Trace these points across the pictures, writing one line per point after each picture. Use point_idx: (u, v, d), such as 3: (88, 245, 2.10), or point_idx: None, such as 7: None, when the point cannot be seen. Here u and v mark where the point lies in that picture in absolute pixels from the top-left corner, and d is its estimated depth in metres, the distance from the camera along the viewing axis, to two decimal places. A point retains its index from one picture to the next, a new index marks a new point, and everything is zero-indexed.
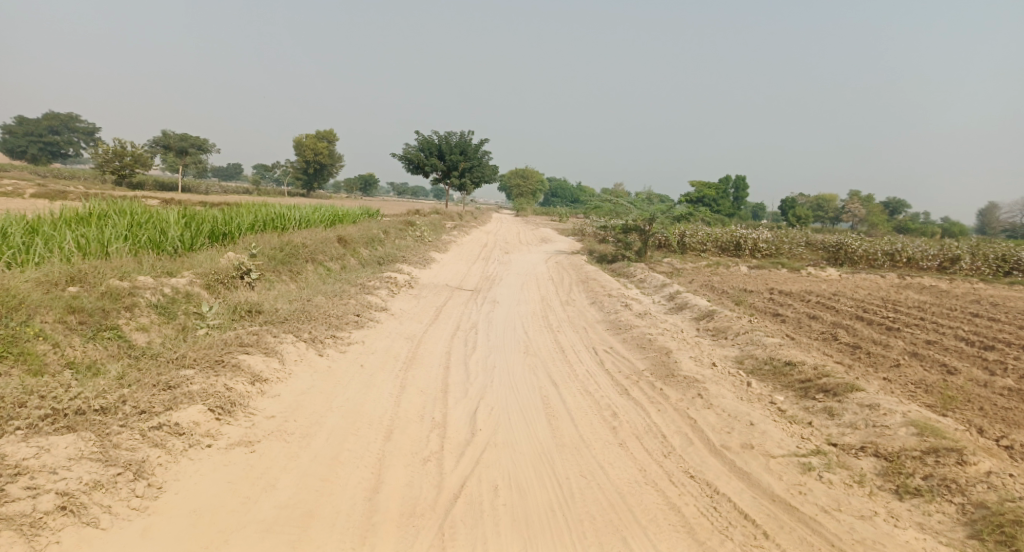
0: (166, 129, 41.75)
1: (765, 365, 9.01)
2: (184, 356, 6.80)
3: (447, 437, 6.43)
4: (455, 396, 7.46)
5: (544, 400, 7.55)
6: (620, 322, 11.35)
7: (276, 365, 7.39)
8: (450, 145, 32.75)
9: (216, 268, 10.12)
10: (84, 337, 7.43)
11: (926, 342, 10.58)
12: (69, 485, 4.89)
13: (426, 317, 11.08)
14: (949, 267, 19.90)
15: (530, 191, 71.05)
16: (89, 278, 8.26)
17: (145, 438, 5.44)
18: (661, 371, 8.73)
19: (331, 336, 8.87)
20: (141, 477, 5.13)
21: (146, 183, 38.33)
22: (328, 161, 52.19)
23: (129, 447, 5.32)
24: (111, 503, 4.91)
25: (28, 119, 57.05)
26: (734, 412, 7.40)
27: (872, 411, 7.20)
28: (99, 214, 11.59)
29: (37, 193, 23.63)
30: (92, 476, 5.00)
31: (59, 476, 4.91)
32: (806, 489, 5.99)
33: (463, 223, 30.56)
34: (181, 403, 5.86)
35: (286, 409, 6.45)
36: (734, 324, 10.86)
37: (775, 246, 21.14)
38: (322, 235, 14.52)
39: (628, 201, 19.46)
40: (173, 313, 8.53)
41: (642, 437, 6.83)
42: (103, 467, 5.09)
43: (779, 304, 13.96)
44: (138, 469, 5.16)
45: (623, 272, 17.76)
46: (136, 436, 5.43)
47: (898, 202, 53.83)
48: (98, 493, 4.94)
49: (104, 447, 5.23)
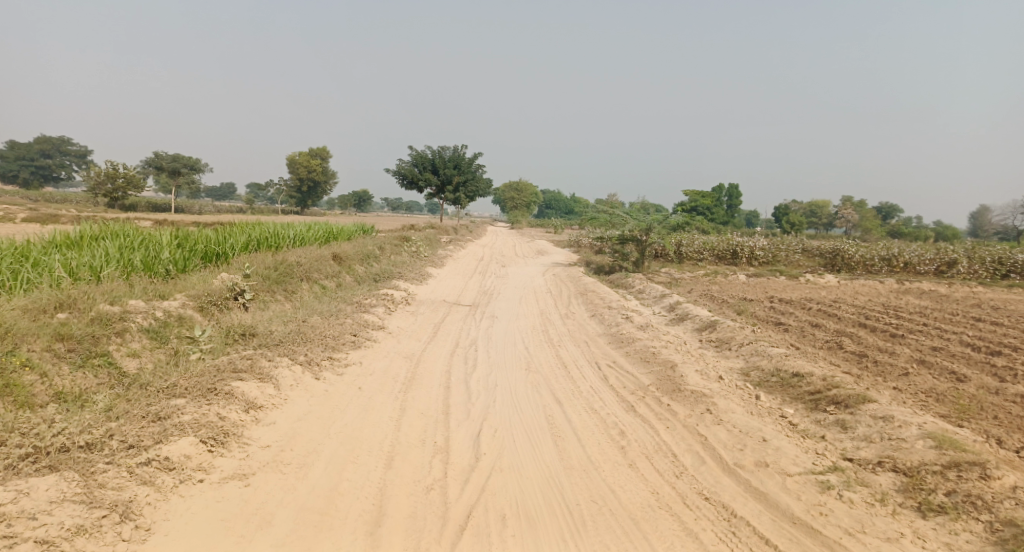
0: (158, 150, 41.56)
1: (773, 377, 8.79)
2: (176, 384, 6.55)
3: (450, 463, 6.18)
4: (457, 418, 7.22)
5: (549, 419, 7.32)
6: (621, 335, 11.12)
7: (271, 391, 7.15)
8: (443, 160, 32.65)
9: (209, 290, 9.89)
10: (73, 365, 7.19)
11: (932, 348, 10.37)
12: (50, 531, 4.63)
13: (424, 334, 10.85)
14: (947, 270, 19.68)
15: (524, 203, 70.97)
16: (78, 304, 8.02)
17: (133, 475, 5.18)
18: (667, 386, 8.50)
19: (328, 358, 8.63)
20: (128, 519, 4.87)
21: (139, 204, 38.11)
22: (322, 178, 52.01)
23: (115, 486, 5.07)
24: (95, 549, 4.65)
25: (19, 143, 56.81)
26: (745, 428, 7.17)
27: (886, 423, 6.98)
28: (90, 237, 11.36)
29: (30, 217, 23.44)
30: (76, 520, 4.74)
31: (39, 522, 4.66)
32: (827, 510, 5.76)
33: (458, 236, 30.37)
34: (171, 436, 5.61)
35: (282, 438, 6.20)
36: (737, 335, 10.64)
37: (772, 253, 20.97)
38: (317, 253, 14.30)
39: (624, 212, 19.28)
40: (165, 337, 8.28)
41: (652, 456, 6.59)
42: (87, 510, 4.83)
43: (780, 312, 13.75)
44: (125, 510, 4.90)
45: (621, 283, 17.55)
46: (123, 474, 5.18)
47: (890, 206, 53.83)
48: (82, 538, 4.68)
49: (89, 487, 4.97)
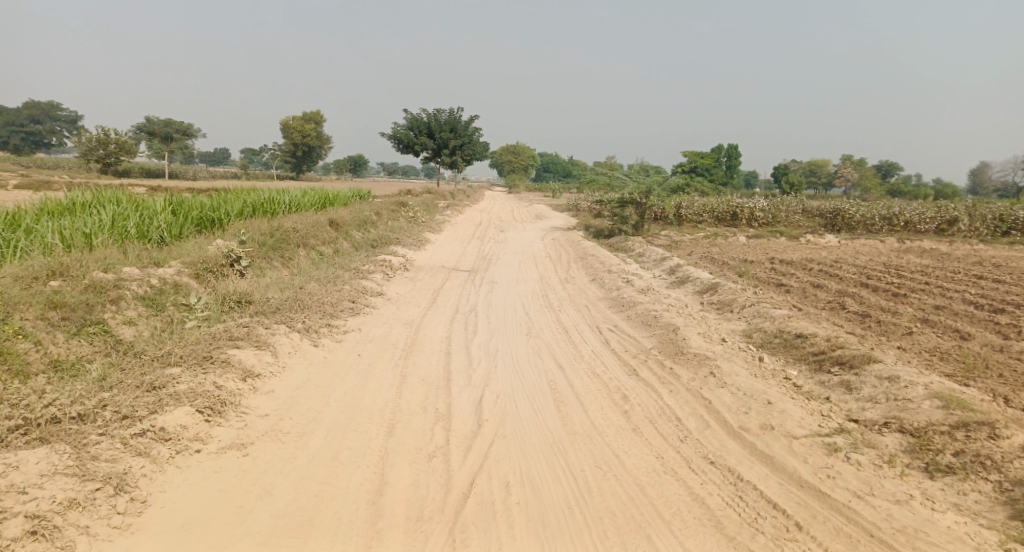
0: (151, 116, 40.99)
1: (775, 338, 8.69)
2: (171, 354, 6.43)
3: (452, 430, 6.10)
4: (458, 384, 7.12)
5: (551, 385, 7.23)
6: (622, 299, 10.99)
7: (269, 359, 7.03)
8: (439, 123, 32.23)
9: (204, 257, 9.74)
10: (68, 333, 7.05)
11: (936, 307, 10.26)
12: (41, 505, 4.52)
13: (423, 300, 10.72)
14: (947, 229, 19.55)
15: (521, 167, 70.50)
16: (71, 271, 7.86)
17: (127, 447, 5.08)
18: (669, 349, 8.40)
19: (326, 325, 8.51)
20: (122, 492, 4.77)
21: (132, 171, 37.64)
22: (317, 143, 51.42)
23: (110, 458, 4.96)
24: (89, 523, 4.55)
25: (10, 110, 56.09)
26: (749, 391, 7.08)
27: (892, 383, 6.89)
28: (83, 204, 11.16)
29: (22, 184, 23.14)
30: (68, 493, 4.63)
31: (30, 496, 4.54)
32: (835, 473, 5.69)
33: (456, 201, 30.09)
34: (167, 406, 5.50)
35: (281, 406, 6.11)
36: (739, 296, 10.52)
37: (772, 214, 20.79)
38: (313, 219, 14.11)
39: (623, 173, 19.05)
40: (161, 305, 8.15)
41: (656, 420, 6.52)
42: (80, 483, 4.72)
43: (782, 274, 13.62)
44: (119, 482, 4.80)
45: (621, 246, 17.40)
46: (117, 445, 5.07)
47: (890, 164, 53.43)
48: (75, 512, 4.57)
49: (81, 460, 4.86)
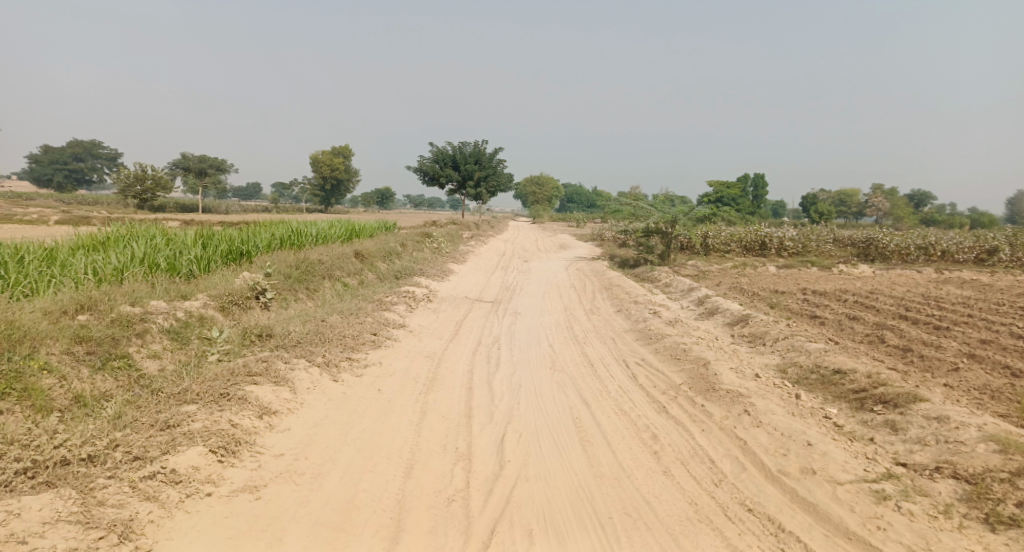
0: (184, 152, 41.68)
1: (812, 374, 8.31)
2: (187, 390, 6.24)
3: (473, 472, 5.84)
4: (480, 422, 6.87)
5: (576, 422, 6.95)
6: (649, 331, 10.68)
7: (287, 395, 6.84)
8: (464, 155, 32.30)
9: (230, 289, 9.65)
10: (93, 368, 6.94)
11: (980, 341, 9.83)
12: None
13: (446, 332, 10.51)
14: (986, 259, 19.01)
15: (547, 197, 70.57)
16: (98, 305, 7.78)
17: (136, 490, 4.90)
18: (700, 385, 8.07)
19: (347, 359, 8.32)
20: (127, 540, 4.56)
21: (167, 206, 38.19)
22: (345, 176, 51.89)
23: (118, 503, 4.79)
24: None
25: (52, 148, 57.80)
26: (787, 430, 6.75)
27: (941, 424, 6.54)
28: (115, 238, 11.18)
29: (60, 219, 23.55)
30: (69, 543, 4.43)
31: (29, 545, 4.35)
32: (885, 524, 5.44)
33: (481, 232, 30.01)
34: (180, 446, 5.32)
35: (297, 445, 5.90)
36: (771, 329, 10.16)
37: (802, 244, 20.37)
38: (338, 251, 14.03)
39: (649, 203, 18.83)
40: (186, 338, 8.04)
41: (688, 462, 6.22)
42: (83, 531, 4.53)
43: (815, 305, 13.23)
44: (124, 530, 4.60)
45: (647, 277, 17.11)
46: (125, 489, 4.89)
47: (922, 194, 52.56)
48: None
49: (87, 505, 4.68)
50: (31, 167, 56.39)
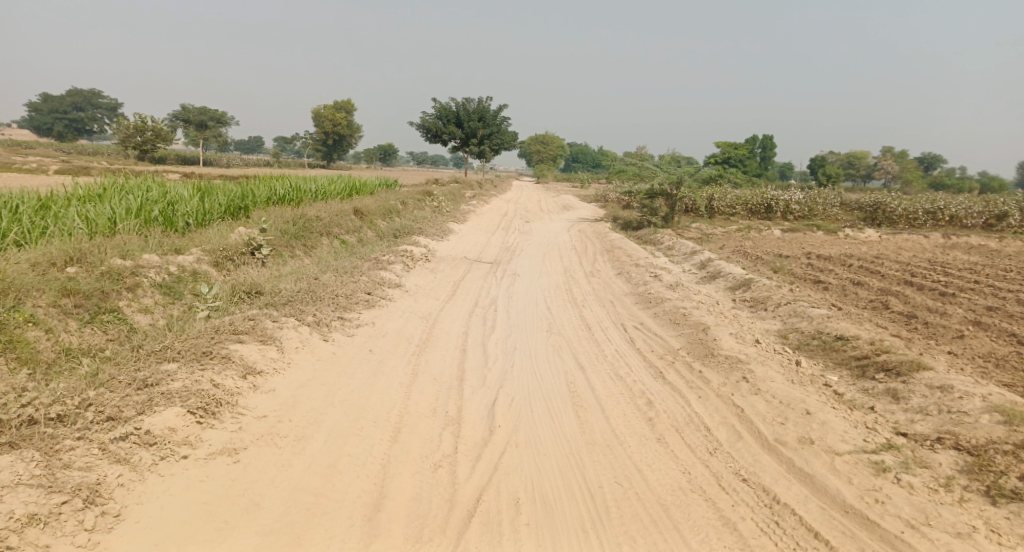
0: (185, 104, 41.04)
1: (813, 340, 8.13)
2: (168, 348, 6.05)
3: (461, 436, 5.70)
4: (471, 385, 6.71)
5: (571, 387, 6.77)
6: (649, 295, 10.46)
7: (274, 354, 6.66)
8: (468, 112, 31.76)
9: (224, 244, 9.44)
10: (81, 322, 6.76)
11: (987, 308, 9.59)
12: None
13: (442, 292, 10.31)
14: (995, 224, 18.70)
15: (552, 156, 69.80)
16: (88, 258, 7.57)
17: (105, 453, 4.77)
18: (699, 351, 7.88)
19: (338, 319, 8.12)
20: (92, 506, 4.45)
21: (168, 158, 37.78)
22: (347, 131, 51.21)
23: (86, 465, 4.66)
24: (50, 542, 4.23)
25: (52, 97, 57.12)
26: (786, 399, 6.57)
27: (944, 394, 6.37)
28: (111, 189, 10.92)
29: (59, 169, 23.25)
30: (30, 508, 4.31)
31: None
32: (884, 497, 5.28)
33: (484, 191, 29.60)
34: (156, 406, 5.17)
35: (281, 406, 5.76)
36: (773, 294, 9.94)
37: (808, 207, 20.00)
38: (337, 208, 13.75)
39: (654, 164, 18.46)
40: (178, 293, 7.86)
41: (683, 429, 6.06)
42: (46, 495, 4.40)
43: (819, 270, 12.97)
44: (89, 495, 4.48)
45: (650, 239, 16.84)
46: (94, 451, 4.76)
47: (933, 157, 51.81)
48: (34, 529, 4.25)
49: (51, 468, 4.54)
50: (31, 116, 55.77)
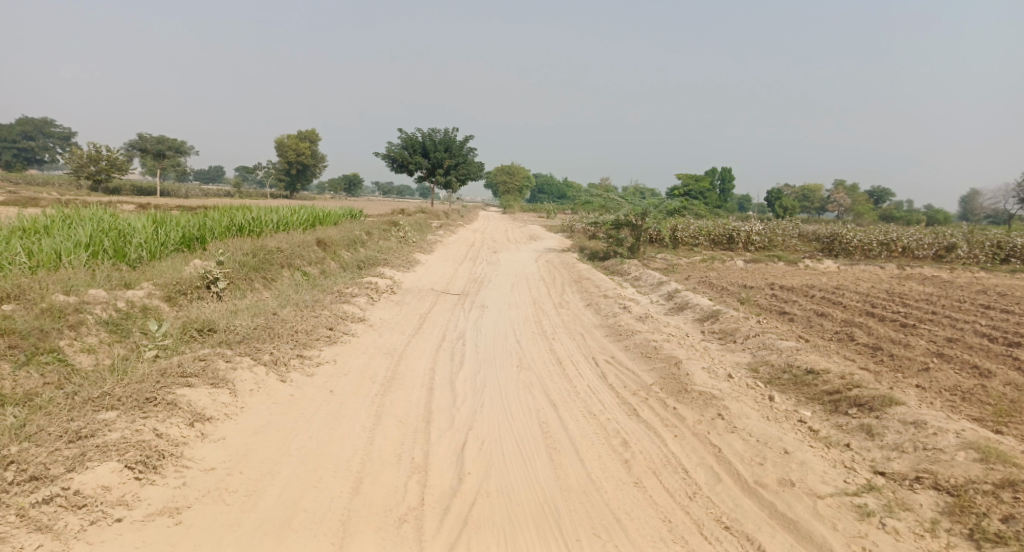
0: (143, 133, 40.23)
1: (784, 374, 7.92)
2: (106, 396, 5.63)
3: (429, 486, 5.37)
4: (439, 427, 6.35)
5: (543, 427, 6.46)
6: (618, 327, 10.22)
7: (225, 399, 6.22)
8: (433, 142, 31.61)
9: (178, 278, 8.98)
10: (16, 364, 6.30)
11: (948, 339, 9.52)
12: None
13: (407, 326, 9.95)
14: (946, 255, 18.92)
15: (516, 187, 69.86)
16: (27, 294, 7.10)
17: (24, 520, 4.53)
18: (671, 387, 7.62)
19: (297, 357, 7.70)
20: None
21: (124, 188, 36.91)
22: (311, 161, 50.78)
23: (4, 536, 4.44)
24: None
25: (4, 126, 55.70)
26: (763, 437, 6.33)
27: (918, 430, 6.18)
28: (61, 220, 10.40)
29: (9, 200, 22.47)
30: None
31: None
32: (869, 544, 5.06)
33: (449, 221, 29.32)
34: (87, 462, 4.91)
35: (232, 457, 5.39)
36: (742, 326, 9.77)
37: (769, 238, 20.09)
38: (299, 239, 13.35)
39: (618, 195, 18.39)
40: (126, 331, 7.39)
41: (660, 472, 5.79)
42: None
43: (783, 301, 12.88)
44: None
45: (616, 269, 16.70)
46: (12, 519, 4.53)
47: (882, 191, 53.01)
48: None
49: None
50: None
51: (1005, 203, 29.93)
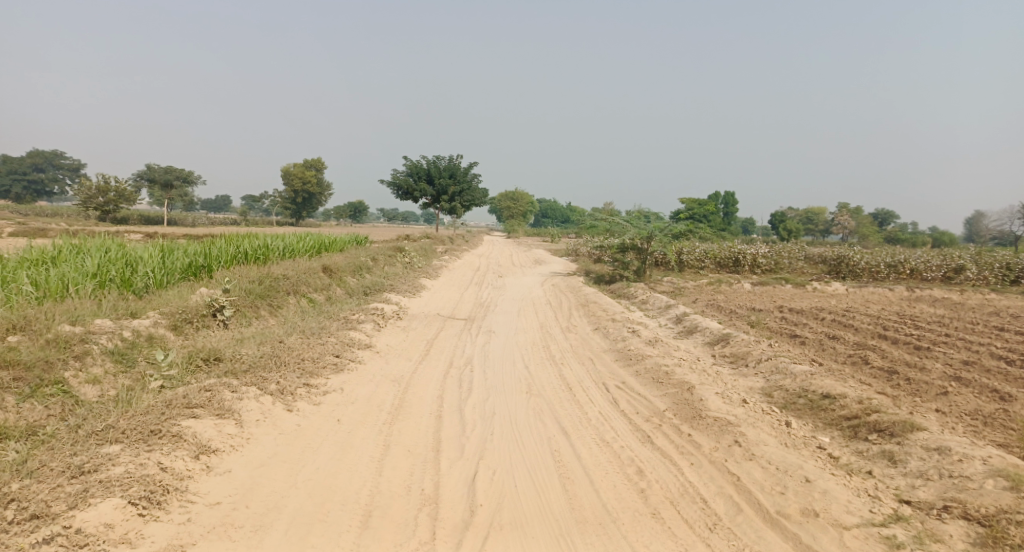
0: (150, 163, 40.47)
1: (799, 399, 7.76)
2: (110, 428, 5.52)
3: (440, 519, 5.24)
4: (449, 456, 6.21)
5: (556, 456, 6.31)
6: (628, 352, 10.07)
7: (231, 430, 6.10)
8: (438, 169, 31.69)
9: (184, 306, 8.89)
10: (20, 397, 6.19)
11: (965, 362, 9.34)
12: None
13: (415, 353, 9.83)
14: (954, 277, 18.75)
15: (520, 212, 69.96)
16: (33, 325, 7.00)
17: None
18: (685, 413, 7.45)
19: (304, 386, 7.57)
20: None
21: (131, 218, 37.03)
22: (316, 189, 51.01)
23: None
24: None
25: (13, 158, 56.16)
26: (782, 465, 6.17)
27: (943, 456, 6.01)
28: (67, 249, 10.34)
29: (17, 231, 22.52)
30: None
31: None
32: None
33: (454, 247, 29.26)
34: (89, 499, 4.79)
35: (238, 490, 5.26)
36: (754, 350, 9.62)
37: (775, 261, 19.96)
38: (305, 265, 13.27)
39: (624, 219, 18.31)
40: (132, 360, 7.28)
41: (678, 502, 5.64)
42: None
43: (793, 324, 12.71)
44: None
45: (623, 293, 16.57)
46: None
47: (886, 213, 52.90)
48: None
49: None
50: None
51: (1010, 224, 29.80)
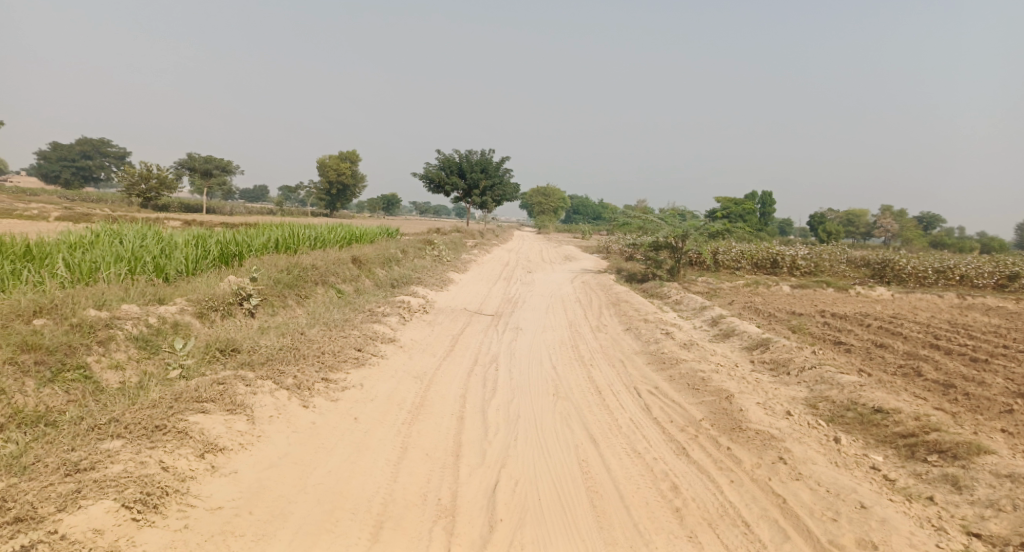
0: (191, 152, 40.69)
1: (847, 411, 7.19)
2: (113, 422, 5.21)
3: (456, 535, 4.87)
4: (469, 462, 5.81)
5: (583, 467, 5.87)
6: (662, 355, 9.56)
7: (242, 426, 5.75)
8: (471, 163, 31.27)
9: (211, 293, 8.59)
10: (40, 381, 5.93)
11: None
12: None
13: (440, 348, 9.43)
14: (1007, 284, 17.72)
15: (553, 208, 69.39)
16: (60, 308, 6.73)
17: None
18: (725, 424, 6.95)
19: (323, 381, 7.22)
20: None
21: (171, 206, 37.29)
22: (351, 182, 51.07)
23: None
24: None
25: (61, 145, 57.20)
26: (833, 487, 5.67)
27: (1016, 485, 5.47)
28: (99, 233, 10.12)
29: (63, 215, 22.66)
30: None
31: None
32: None
33: (485, 241, 28.85)
34: (80, 501, 4.49)
35: (243, 494, 4.93)
36: (796, 357, 9.04)
37: (815, 262, 19.16)
38: (335, 255, 12.95)
39: (659, 216, 17.69)
40: (156, 347, 6.98)
41: (719, 525, 5.19)
42: None
43: (836, 330, 12.06)
44: None
45: (656, 293, 16.01)
46: None
47: (932, 216, 51.32)
48: None
49: None
50: (40, 163, 55.83)
51: None
